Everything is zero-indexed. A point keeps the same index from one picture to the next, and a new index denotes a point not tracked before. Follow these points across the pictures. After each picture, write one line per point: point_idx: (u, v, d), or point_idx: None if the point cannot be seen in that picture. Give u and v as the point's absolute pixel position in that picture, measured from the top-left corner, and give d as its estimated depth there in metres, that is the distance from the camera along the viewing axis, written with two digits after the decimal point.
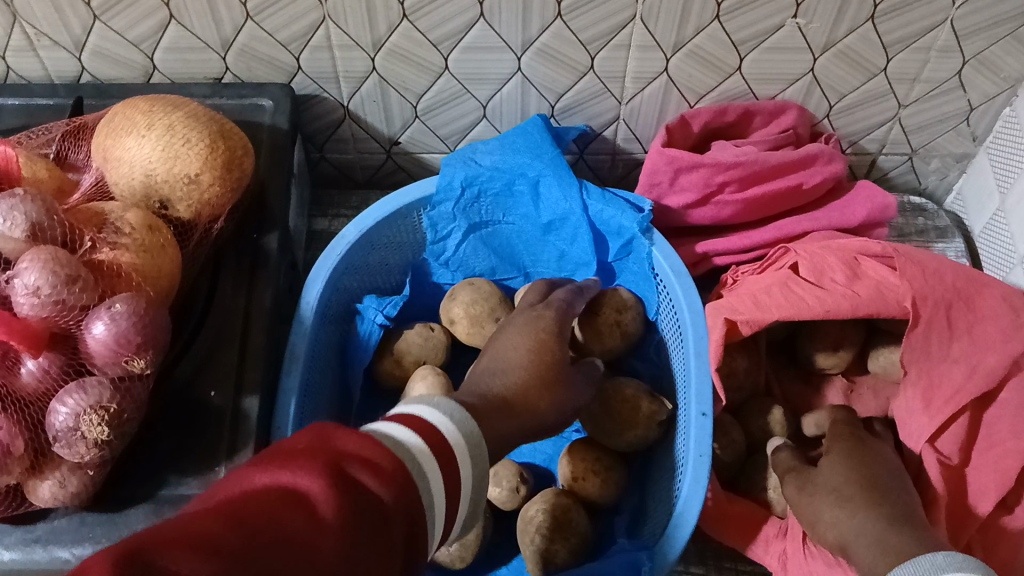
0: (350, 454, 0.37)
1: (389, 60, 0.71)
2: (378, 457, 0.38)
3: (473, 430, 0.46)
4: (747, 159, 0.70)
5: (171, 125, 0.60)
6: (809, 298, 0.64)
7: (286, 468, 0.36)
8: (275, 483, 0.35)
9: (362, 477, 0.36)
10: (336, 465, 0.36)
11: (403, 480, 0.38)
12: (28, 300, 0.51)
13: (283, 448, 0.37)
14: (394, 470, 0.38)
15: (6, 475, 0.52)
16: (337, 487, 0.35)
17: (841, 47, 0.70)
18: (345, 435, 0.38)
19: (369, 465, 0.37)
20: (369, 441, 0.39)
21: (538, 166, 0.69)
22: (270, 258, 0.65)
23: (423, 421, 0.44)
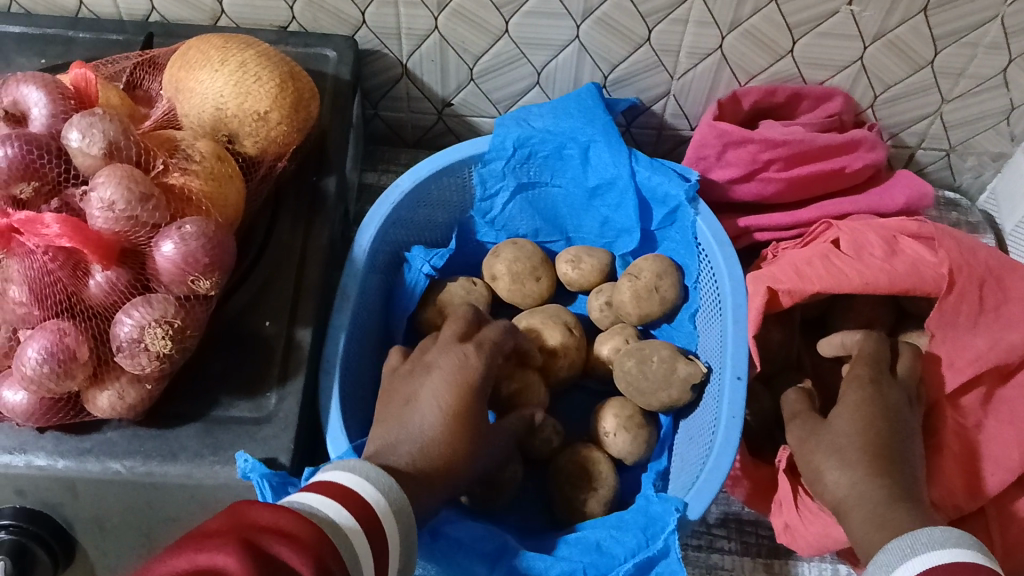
0: (264, 528, 0.35)
1: (452, 20, 0.73)
2: (294, 529, 0.36)
3: (398, 496, 0.47)
4: (794, 138, 0.73)
5: (244, 62, 0.61)
6: (848, 270, 0.67)
7: (200, 550, 0.33)
8: (195, 564, 0.32)
9: (282, 549, 0.34)
10: (252, 539, 0.34)
11: (323, 548, 0.36)
12: (103, 214, 0.52)
13: (195, 531, 0.35)
14: (312, 541, 0.36)
15: (70, 380, 0.53)
16: (258, 562, 0.33)
17: (891, 37, 0.72)
18: (258, 509, 0.36)
19: (282, 537, 0.35)
20: (291, 516, 0.37)
21: (589, 131, 0.72)
22: (328, 199, 0.68)
23: (345, 491, 0.44)
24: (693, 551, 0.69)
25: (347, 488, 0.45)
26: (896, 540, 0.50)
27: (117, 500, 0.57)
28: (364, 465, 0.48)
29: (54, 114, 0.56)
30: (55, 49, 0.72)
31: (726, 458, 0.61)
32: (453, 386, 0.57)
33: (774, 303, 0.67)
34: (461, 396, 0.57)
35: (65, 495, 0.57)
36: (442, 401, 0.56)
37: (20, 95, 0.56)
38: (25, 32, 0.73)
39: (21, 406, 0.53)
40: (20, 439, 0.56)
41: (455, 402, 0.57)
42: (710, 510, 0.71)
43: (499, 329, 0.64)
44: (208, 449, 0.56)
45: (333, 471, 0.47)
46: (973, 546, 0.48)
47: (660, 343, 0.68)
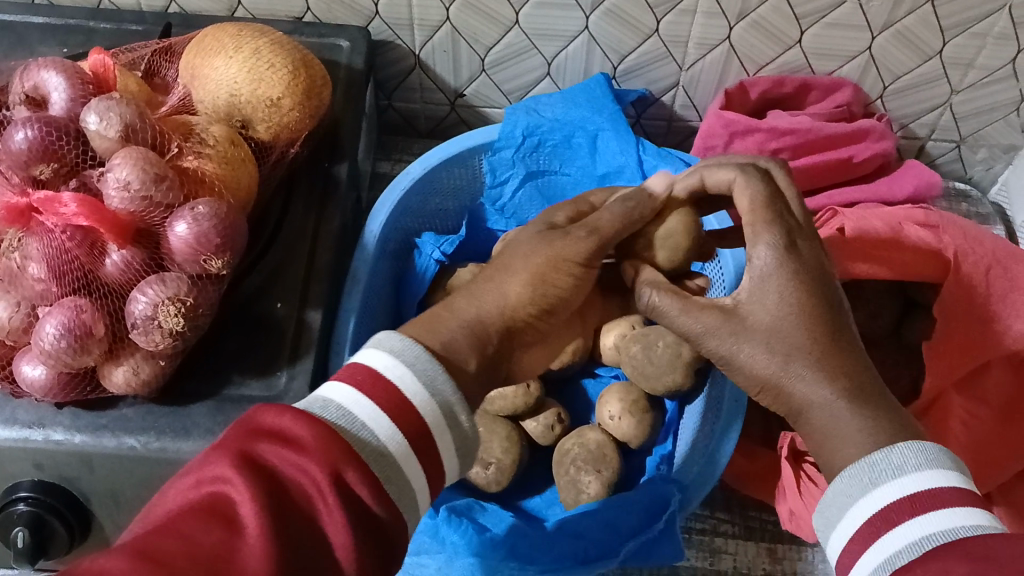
0: (269, 434, 0.35)
1: (463, 11, 0.75)
2: (301, 434, 0.36)
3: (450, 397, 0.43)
4: (802, 127, 0.75)
5: (257, 50, 0.63)
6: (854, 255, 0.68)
7: (206, 471, 0.34)
8: (201, 492, 0.33)
9: (284, 454, 0.34)
10: (253, 451, 0.34)
11: (333, 446, 0.36)
12: (119, 194, 0.54)
13: (206, 447, 0.36)
14: (319, 441, 0.36)
15: (86, 355, 0.54)
16: (257, 476, 0.33)
17: (899, 27, 0.72)
18: (265, 413, 0.36)
19: (286, 441, 0.35)
20: (302, 417, 0.36)
21: (597, 120, 0.73)
22: (339, 185, 0.70)
23: (375, 382, 0.41)
24: (697, 535, 0.70)
25: (386, 382, 0.41)
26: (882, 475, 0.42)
27: (132, 473, 0.59)
28: (395, 338, 0.44)
29: (74, 98, 0.57)
30: (77, 38, 0.74)
31: (729, 439, 0.62)
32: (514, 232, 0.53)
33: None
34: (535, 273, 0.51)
35: (82, 469, 0.59)
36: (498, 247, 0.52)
37: (41, 80, 0.58)
38: (48, 22, 0.75)
39: (40, 380, 0.55)
40: (39, 414, 0.58)
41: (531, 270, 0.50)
42: (715, 495, 0.72)
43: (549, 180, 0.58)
44: (220, 425, 0.58)
45: (372, 350, 0.43)
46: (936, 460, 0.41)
47: (663, 329, 0.69)
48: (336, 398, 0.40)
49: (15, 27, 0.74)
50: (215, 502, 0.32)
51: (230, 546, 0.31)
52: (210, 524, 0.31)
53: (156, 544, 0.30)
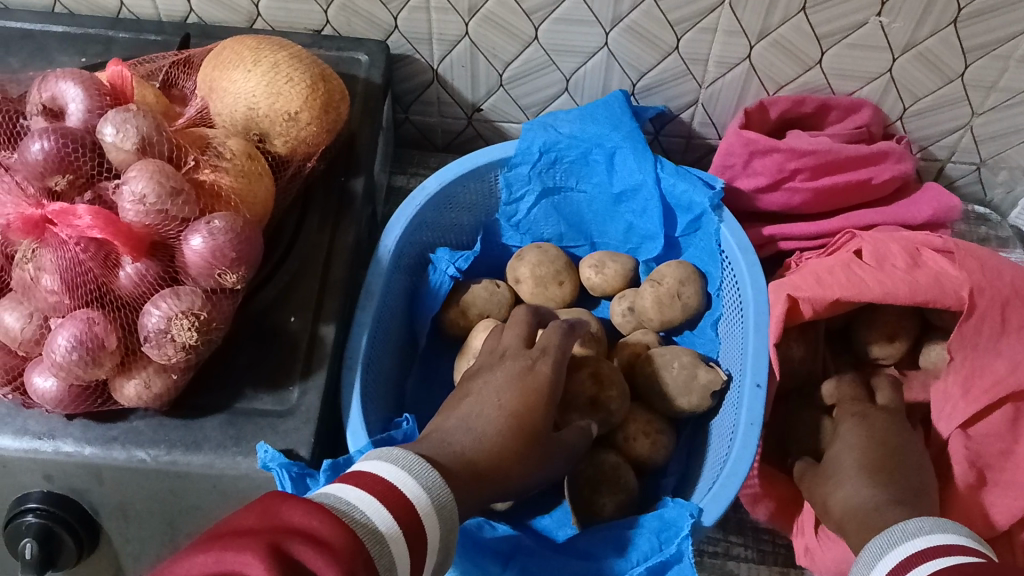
0: (297, 532, 0.35)
1: (483, 26, 0.74)
2: (332, 539, 0.36)
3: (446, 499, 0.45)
4: (821, 148, 0.74)
5: (276, 64, 0.63)
6: (870, 279, 0.67)
7: (229, 551, 0.33)
8: (220, 567, 0.32)
9: (311, 555, 0.34)
10: (282, 545, 0.34)
11: (354, 557, 0.36)
12: (134, 207, 0.53)
13: (227, 527, 0.35)
14: (345, 549, 0.36)
15: (98, 368, 0.54)
16: (282, 569, 0.32)
17: (920, 49, 0.72)
18: (293, 508, 0.36)
19: (317, 543, 0.35)
20: (326, 516, 0.37)
21: (615, 137, 0.72)
22: (355, 199, 0.69)
23: (386, 487, 0.42)
24: (709, 558, 0.70)
25: (387, 483, 0.43)
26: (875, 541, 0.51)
27: (142, 487, 0.59)
28: (407, 457, 0.47)
29: (91, 110, 0.57)
30: (96, 48, 0.74)
31: (743, 463, 0.61)
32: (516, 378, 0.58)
33: (795, 311, 0.67)
34: (527, 395, 0.57)
35: (91, 480, 0.58)
36: (503, 401, 0.56)
37: (58, 90, 0.58)
38: (68, 32, 0.75)
39: (51, 393, 0.55)
40: (49, 425, 0.58)
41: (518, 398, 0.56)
42: (728, 517, 0.72)
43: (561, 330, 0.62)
44: (230, 440, 0.57)
45: (378, 461, 0.45)
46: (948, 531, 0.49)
47: (680, 349, 0.69)
48: (343, 493, 0.41)
49: (35, 35, 0.75)
50: None
51: None
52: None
53: None
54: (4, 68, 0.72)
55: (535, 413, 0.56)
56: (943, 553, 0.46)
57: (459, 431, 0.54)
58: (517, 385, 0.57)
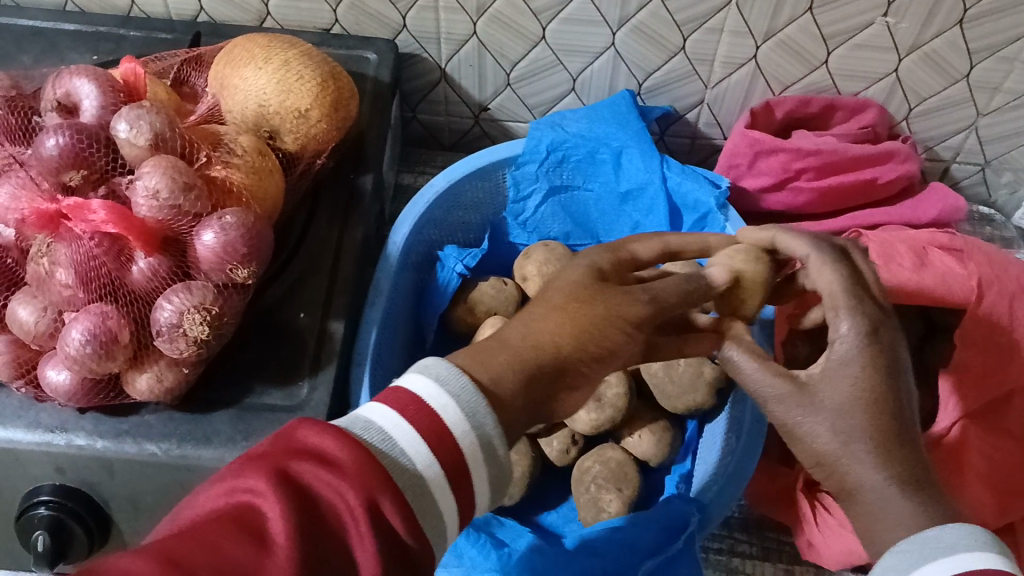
0: (310, 454, 0.35)
1: (491, 26, 0.75)
2: (342, 455, 0.35)
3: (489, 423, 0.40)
4: (827, 148, 0.74)
5: (287, 61, 0.63)
6: (875, 278, 0.68)
7: (242, 480, 0.34)
8: (233, 502, 0.33)
9: (323, 476, 0.34)
10: (292, 471, 0.34)
11: (371, 474, 0.35)
12: (148, 203, 0.54)
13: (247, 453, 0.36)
14: (358, 466, 0.35)
15: (110, 361, 0.54)
16: (289, 497, 0.33)
17: (926, 50, 0.72)
18: (306, 429, 0.36)
19: (326, 463, 0.35)
20: (341, 439, 0.36)
21: (622, 136, 0.73)
22: (363, 197, 0.70)
23: (421, 414, 0.39)
24: (714, 555, 0.70)
25: (418, 401, 0.40)
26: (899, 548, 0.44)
27: (152, 480, 0.59)
28: (441, 366, 0.42)
29: (104, 106, 0.58)
30: (107, 45, 0.75)
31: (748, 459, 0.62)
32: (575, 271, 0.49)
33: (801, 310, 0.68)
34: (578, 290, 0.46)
35: (102, 473, 0.59)
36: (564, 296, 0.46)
37: (72, 87, 0.58)
38: (79, 30, 0.76)
39: (63, 386, 0.55)
40: (61, 418, 0.58)
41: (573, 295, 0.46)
42: (733, 514, 0.73)
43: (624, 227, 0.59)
44: (240, 434, 0.58)
45: (411, 375, 0.41)
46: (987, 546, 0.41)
47: None
48: (375, 419, 0.38)
49: (46, 33, 0.75)
50: (247, 516, 0.32)
51: (259, 566, 0.30)
52: (240, 539, 0.31)
53: (185, 554, 0.30)
54: (16, 66, 0.73)
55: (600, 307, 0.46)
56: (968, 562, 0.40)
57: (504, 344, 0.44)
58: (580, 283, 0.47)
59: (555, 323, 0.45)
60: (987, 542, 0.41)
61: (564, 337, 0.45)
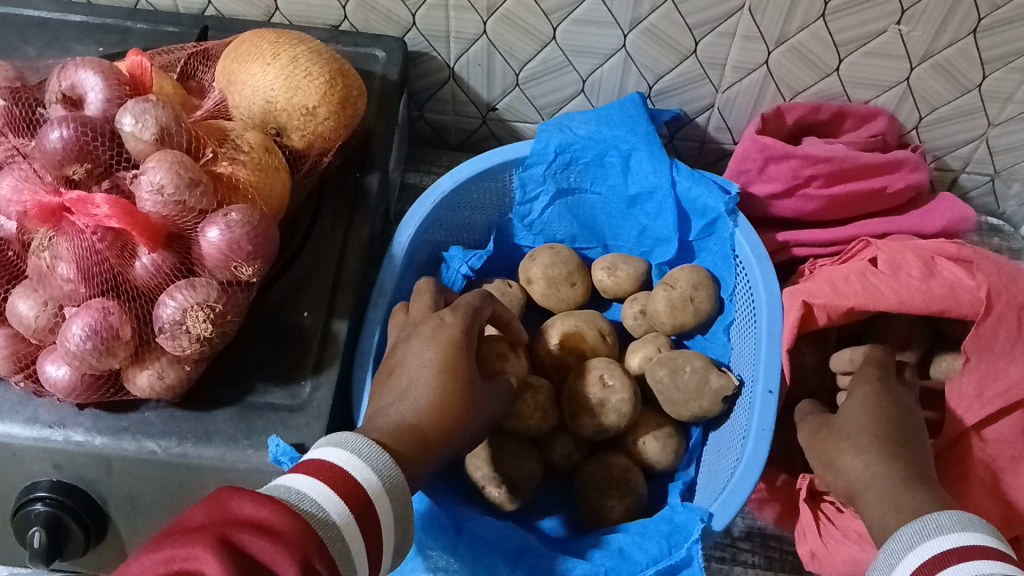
0: (246, 523, 0.38)
1: (501, 26, 0.74)
2: (277, 524, 0.38)
3: (395, 477, 0.48)
4: (837, 155, 0.73)
5: (295, 57, 0.62)
6: (885, 289, 0.68)
7: (181, 548, 0.35)
8: (173, 567, 0.34)
9: (259, 543, 0.37)
10: (230, 537, 0.36)
11: (307, 543, 0.39)
12: (152, 198, 0.53)
13: (178, 525, 0.37)
14: (294, 534, 0.39)
15: (111, 358, 0.54)
16: (234, 561, 0.35)
17: (938, 59, 0.71)
18: (242, 501, 0.39)
19: (262, 531, 0.37)
20: (277, 508, 0.39)
21: (631, 140, 0.72)
22: (369, 196, 0.69)
23: (338, 474, 0.45)
24: (716, 563, 0.70)
25: (336, 468, 0.45)
26: (907, 528, 0.51)
27: (151, 479, 0.59)
28: (357, 441, 0.48)
29: (110, 99, 0.57)
30: (113, 38, 0.74)
31: (754, 469, 0.61)
32: (438, 344, 0.56)
33: (809, 319, 0.68)
34: (448, 350, 0.56)
35: (100, 471, 0.58)
36: (428, 359, 0.56)
37: (77, 79, 0.57)
38: (85, 21, 0.75)
39: (63, 382, 0.55)
40: (60, 414, 0.58)
41: (445, 356, 0.56)
42: (735, 523, 0.72)
43: (474, 296, 0.61)
44: (242, 433, 0.57)
45: (330, 448, 0.47)
46: (983, 530, 0.48)
47: (692, 353, 0.69)
48: (299, 486, 0.43)
49: (53, 24, 0.75)
50: None
51: None
52: None
53: None
54: (21, 57, 0.72)
55: (461, 360, 0.56)
56: (977, 556, 0.46)
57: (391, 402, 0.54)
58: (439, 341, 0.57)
59: (438, 391, 0.54)
60: (978, 524, 0.49)
61: (461, 415, 0.55)
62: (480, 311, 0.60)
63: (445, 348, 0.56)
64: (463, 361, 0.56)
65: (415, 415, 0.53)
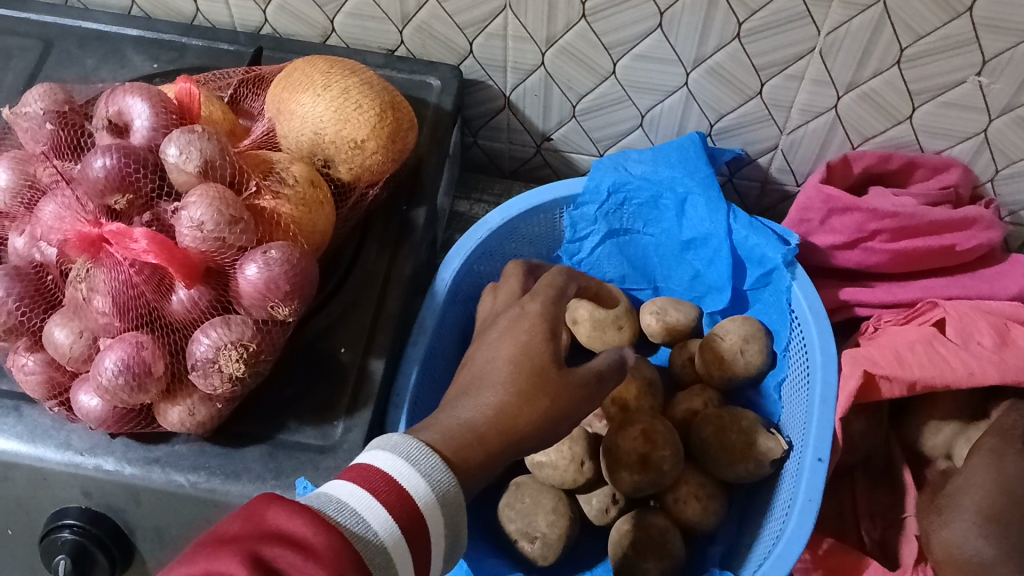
0: (282, 536, 0.34)
1: (560, 57, 0.72)
2: (316, 538, 0.35)
3: (449, 488, 0.42)
4: (905, 211, 0.71)
5: (346, 89, 0.61)
6: (954, 360, 0.65)
7: (210, 564, 0.32)
8: None
9: (293, 559, 0.33)
10: (262, 553, 0.33)
11: (346, 560, 0.35)
12: (191, 233, 0.52)
13: (213, 535, 0.35)
14: (330, 548, 0.35)
15: (143, 394, 0.53)
16: None
17: (1020, 112, 0.67)
18: (277, 511, 0.35)
19: (299, 546, 0.34)
20: (316, 520, 0.35)
21: (688, 183, 0.70)
22: (415, 230, 0.68)
23: (385, 481, 0.40)
24: None
25: (388, 478, 0.40)
26: None
27: (178, 512, 0.58)
28: (408, 442, 0.43)
29: (156, 128, 0.56)
30: (169, 54, 0.73)
31: (797, 543, 0.58)
32: (514, 337, 0.50)
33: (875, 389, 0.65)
34: (526, 345, 0.50)
35: (128, 501, 0.57)
36: (500, 353, 0.50)
37: (125, 105, 0.57)
38: (142, 36, 0.74)
39: (95, 412, 0.54)
40: (92, 441, 0.57)
41: (520, 350, 0.49)
42: None
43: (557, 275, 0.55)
44: (270, 472, 0.56)
45: (377, 452, 0.42)
46: None
47: (740, 411, 0.66)
48: (343, 497, 0.38)
49: (111, 37, 0.74)
50: None
51: None
52: None
53: None
54: (78, 70, 0.72)
55: (540, 350, 0.50)
56: None
57: (461, 397, 0.48)
58: (516, 334, 0.50)
59: (506, 390, 0.48)
60: None
61: (526, 416, 0.48)
62: (563, 297, 0.53)
63: (522, 342, 0.50)
64: (544, 351, 0.50)
65: (472, 416, 0.47)
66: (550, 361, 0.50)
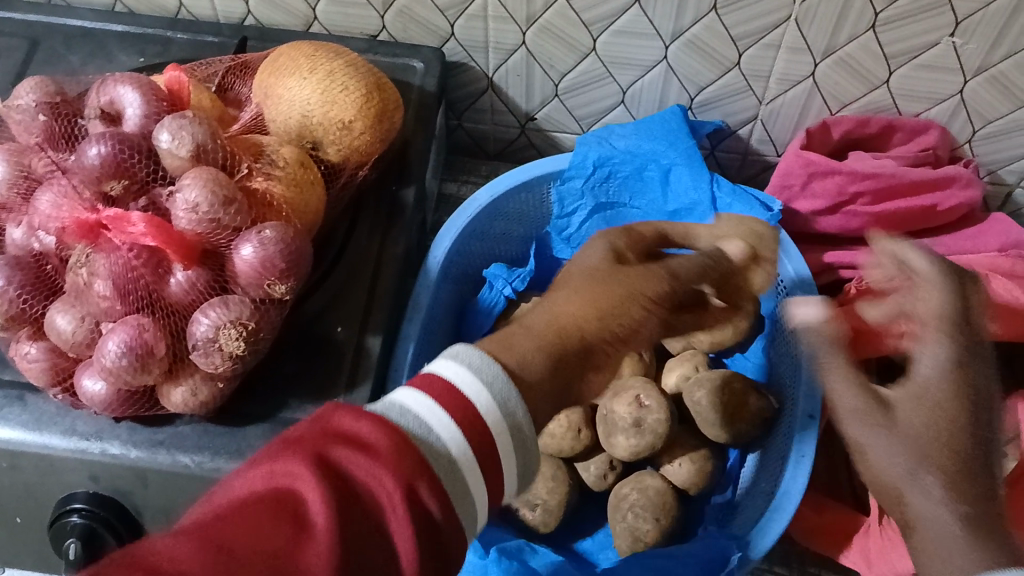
0: (347, 439, 0.36)
1: (540, 36, 0.74)
2: (376, 439, 0.36)
3: (511, 399, 0.43)
4: (884, 171, 0.74)
5: (331, 72, 0.62)
6: None
7: (281, 463, 0.34)
8: (272, 484, 0.33)
9: (358, 459, 0.35)
10: (327, 453, 0.35)
11: (407, 459, 0.36)
12: (187, 215, 0.53)
13: (284, 439, 0.36)
14: (393, 448, 0.36)
15: (147, 374, 0.54)
16: (330, 477, 0.33)
17: (994, 72, 0.69)
18: (343, 417, 0.37)
19: (360, 446, 0.35)
20: (378, 424, 0.37)
21: (672, 155, 0.72)
22: (405, 210, 0.69)
23: (445, 388, 0.41)
24: None
25: (450, 388, 0.42)
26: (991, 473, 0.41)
27: (185, 493, 0.59)
28: (471, 353, 0.44)
29: (148, 115, 0.57)
30: (154, 47, 0.74)
31: (793, 498, 0.60)
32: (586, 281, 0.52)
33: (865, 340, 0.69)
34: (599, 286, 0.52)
35: (136, 484, 0.58)
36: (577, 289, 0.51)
37: (117, 94, 0.58)
38: (127, 31, 0.75)
39: (100, 395, 0.55)
40: (97, 426, 0.58)
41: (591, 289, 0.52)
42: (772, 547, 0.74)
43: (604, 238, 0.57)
44: None
45: (440, 360, 0.43)
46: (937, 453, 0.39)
47: (730, 373, 0.67)
48: (410, 405, 0.40)
49: (95, 33, 0.75)
50: (288, 498, 0.33)
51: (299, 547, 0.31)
52: (281, 522, 0.31)
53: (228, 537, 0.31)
54: (64, 67, 0.73)
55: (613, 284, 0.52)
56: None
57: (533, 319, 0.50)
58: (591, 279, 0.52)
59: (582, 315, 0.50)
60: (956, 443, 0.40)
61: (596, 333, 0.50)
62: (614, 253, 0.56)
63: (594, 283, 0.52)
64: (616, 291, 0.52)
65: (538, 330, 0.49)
66: (620, 296, 0.52)
